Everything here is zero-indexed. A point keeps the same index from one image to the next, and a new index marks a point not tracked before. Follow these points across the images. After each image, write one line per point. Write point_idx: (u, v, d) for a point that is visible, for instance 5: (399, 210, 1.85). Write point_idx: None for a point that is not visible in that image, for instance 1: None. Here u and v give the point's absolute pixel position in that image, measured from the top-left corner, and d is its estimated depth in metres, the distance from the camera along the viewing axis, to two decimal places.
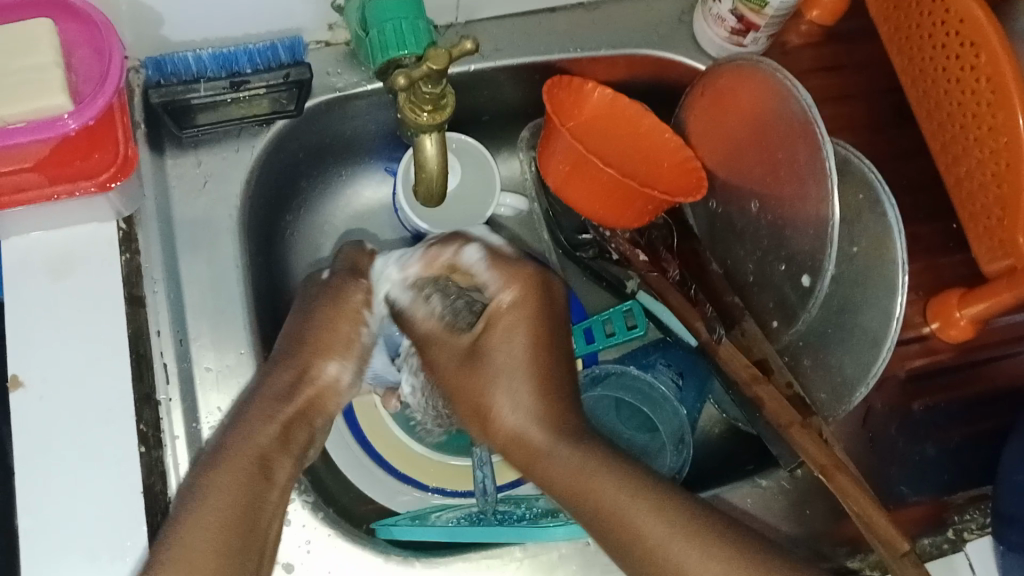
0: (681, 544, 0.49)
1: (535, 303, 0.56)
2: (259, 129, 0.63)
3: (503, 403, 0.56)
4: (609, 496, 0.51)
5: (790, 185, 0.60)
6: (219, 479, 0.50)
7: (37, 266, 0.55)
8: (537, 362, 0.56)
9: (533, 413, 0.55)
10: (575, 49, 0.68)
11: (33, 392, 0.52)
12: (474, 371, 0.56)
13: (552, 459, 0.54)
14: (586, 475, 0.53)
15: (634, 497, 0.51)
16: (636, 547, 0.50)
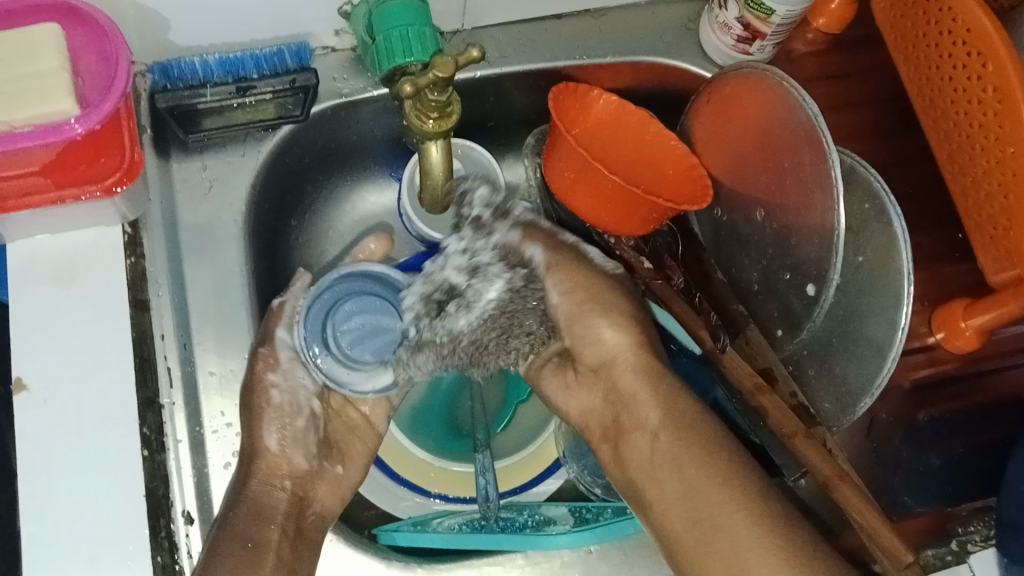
0: (764, 541, 0.48)
1: (581, 274, 0.60)
2: (265, 134, 0.63)
3: (629, 347, 0.58)
4: (687, 467, 0.52)
5: (796, 194, 0.60)
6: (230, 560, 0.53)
7: (41, 268, 0.55)
8: (645, 352, 0.58)
9: (640, 371, 0.57)
10: (581, 55, 0.68)
11: (37, 396, 0.52)
12: (598, 318, 0.59)
13: (641, 412, 0.56)
14: (694, 436, 0.53)
15: (721, 481, 0.51)
16: (710, 525, 0.50)
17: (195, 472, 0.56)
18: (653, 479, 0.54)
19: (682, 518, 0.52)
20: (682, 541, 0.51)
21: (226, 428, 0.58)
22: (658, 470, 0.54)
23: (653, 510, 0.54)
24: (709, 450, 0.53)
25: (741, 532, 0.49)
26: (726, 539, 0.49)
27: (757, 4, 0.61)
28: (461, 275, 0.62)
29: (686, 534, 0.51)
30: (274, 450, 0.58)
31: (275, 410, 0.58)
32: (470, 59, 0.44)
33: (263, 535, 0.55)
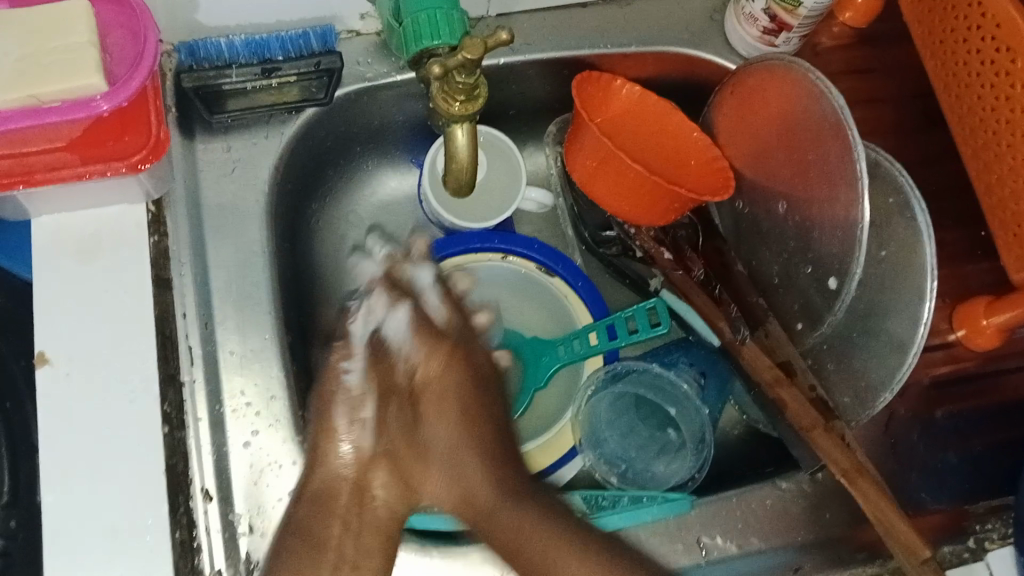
0: (560, 555, 0.53)
1: (453, 372, 0.58)
2: (289, 116, 0.63)
3: (434, 379, 0.57)
4: (529, 535, 0.54)
5: (820, 186, 0.60)
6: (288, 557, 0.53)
7: (67, 244, 0.55)
8: (469, 389, 0.59)
9: (460, 422, 0.58)
10: (605, 44, 0.68)
11: (59, 370, 0.52)
12: (446, 405, 0.58)
13: (500, 517, 0.55)
14: (483, 498, 0.56)
15: (563, 541, 0.54)
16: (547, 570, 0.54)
17: (214, 450, 0.56)
18: (485, 532, 0.56)
19: (506, 533, 0.55)
20: (497, 541, 0.55)
21: (247, 407, 0.58)
22: (492, 508, 0.56)
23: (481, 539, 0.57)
24: (540, 529, 0.54)
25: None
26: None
27: None
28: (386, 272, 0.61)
29: (511, 556, 0.55)
30: (345, 430, 0.55)
31: (349, 395, 0.55)
32: (500, 42, 0.44)
33: (321, 529, 0.54)
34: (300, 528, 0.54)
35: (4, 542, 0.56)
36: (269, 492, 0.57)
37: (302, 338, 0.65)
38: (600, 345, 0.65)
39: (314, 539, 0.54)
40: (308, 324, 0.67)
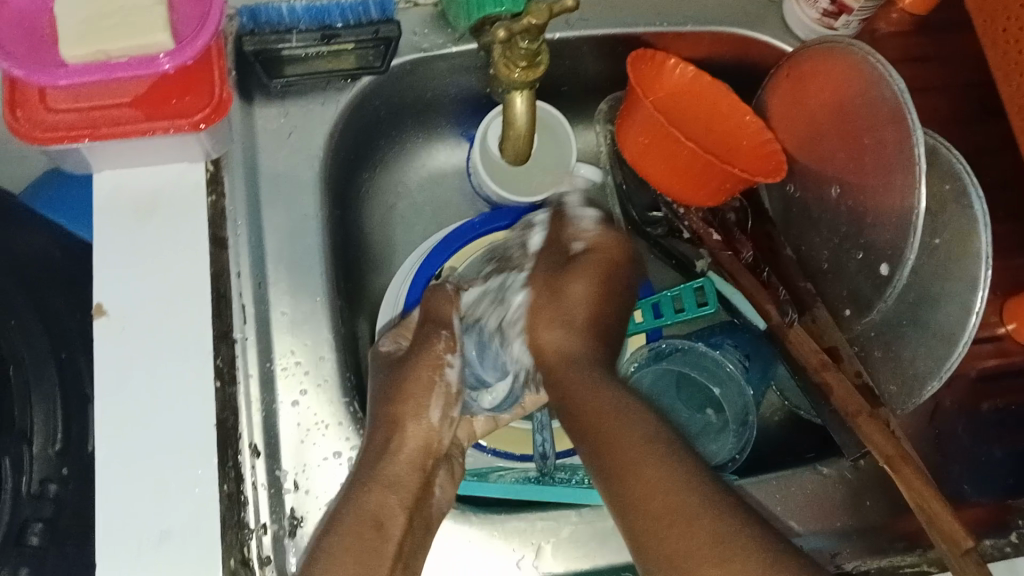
0: (653, 462, 0.50)
1: (612, 255, 0.62)
2: (345, 84, 0.64)
3: (591, 297, 0.61)
4: (631, 425, 0.52)
5: (876, 171, 0.60)
6: (346, 543, 0.50)
7: (126, 200, 0.56)
8: (607, 297, 0.61)
9: (569, 325, 0.60)
10: (661, 23, 0.68)
11: (116, 322, 0.54)
12: (574, 292, 0.61)
13: (611, 396, 0.54)
14: (602, 382, 0.56)
15: (683, 459, 0.50)
16: (625, 459, 0.50)
17: (263, 408, 0.57)
18: (573, 415, 0.55)
19: (612, 423, 0.52)
20: (595, 424, 0.53)
21: (297, 366, 0.59)
22: (592, 372, 0.57)
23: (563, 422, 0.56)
24: (649, 424, 0.52)
25: (649, 498, 0.48)
26: (635, 475, 0.49)
27: None
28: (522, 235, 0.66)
29: (607, 440, 0.52)
30: (435, 423, 0.58)
31: (446, 393, 0.58)
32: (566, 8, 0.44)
33: (385, 513, 0.53)
34: (364, 514, 0.52)
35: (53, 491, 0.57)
36: (314, 451, 0.58)
37: (349, 305, 0.66)
38: (645, 323, 0.66)
39: (377, 529, 0.52)
40: (355, 290, 0.68)
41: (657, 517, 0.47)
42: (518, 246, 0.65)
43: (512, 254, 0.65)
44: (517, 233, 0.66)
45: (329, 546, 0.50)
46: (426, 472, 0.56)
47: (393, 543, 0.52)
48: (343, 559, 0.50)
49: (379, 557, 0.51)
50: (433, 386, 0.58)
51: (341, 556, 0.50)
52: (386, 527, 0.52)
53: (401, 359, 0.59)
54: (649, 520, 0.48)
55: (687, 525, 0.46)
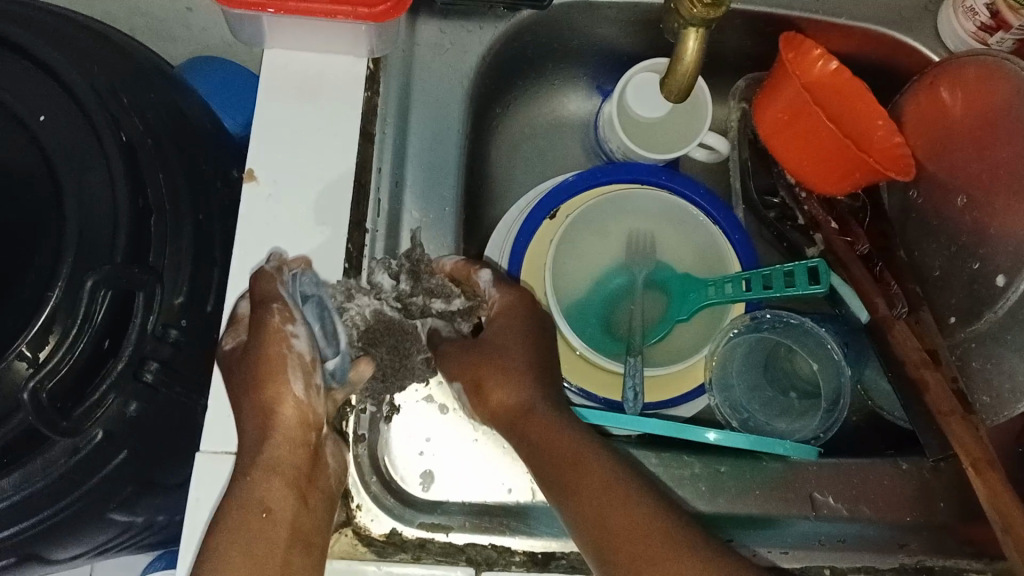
0: (652, 544, 0.48)
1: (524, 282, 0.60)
2: (506, 14, 0.65)
3: (507, 407, 0.55)
4: (594, 481, 0.51)
5: (1010, 185, 0.60)
6: (235, 537, 0.48)
7: (291, 79, 0.59)
8: (522, 321, 0.57)
9: (516, 403, 0.55)
10: (817, 11, 0.69)
11: (263, 190, 0.57)
12: (494, 353, 0.56)
13: (587, 489, 0.50)
14: (583, 451, 0.52)
15: (664, 535, 0.48)
16: (609, 535, 0.49)
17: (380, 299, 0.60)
18: (550, 476, 0.52)
19: (595, 520, 0.49)
20: (574, 506, 0.51)
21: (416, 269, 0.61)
22: (536, 402, 0.55)
23: (537, 473, 0.53)
24: (597, 465, 0.52)
25: (640, 549, 0.48)
26: (625, 533, 0.49)
27: None
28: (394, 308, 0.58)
29: (589, 531, 0.50)
30: (301, 397, 0.52)
31: (300, 361, 0.52)
32: None
33: (270, 494, 0.50)
34: (257, 499, 0.49)
35: None
36: None
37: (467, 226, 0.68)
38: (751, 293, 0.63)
39: (264, 516, 0.49)
40: (473, 214, 0.70)
41: (645, 550, 0.48)
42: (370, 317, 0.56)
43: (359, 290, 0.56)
44: (358, 301, 0.55)
45: (255, 495, 0.49)
46: (310, 452, 0.52)
47: (284, 516, 0.50)
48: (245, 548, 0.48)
49: (270, 540, 0.49)
50: (282, 364, 0.51)
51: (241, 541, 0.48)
52: (274, 510, 0.50)
53: (251, 342, 0.52)
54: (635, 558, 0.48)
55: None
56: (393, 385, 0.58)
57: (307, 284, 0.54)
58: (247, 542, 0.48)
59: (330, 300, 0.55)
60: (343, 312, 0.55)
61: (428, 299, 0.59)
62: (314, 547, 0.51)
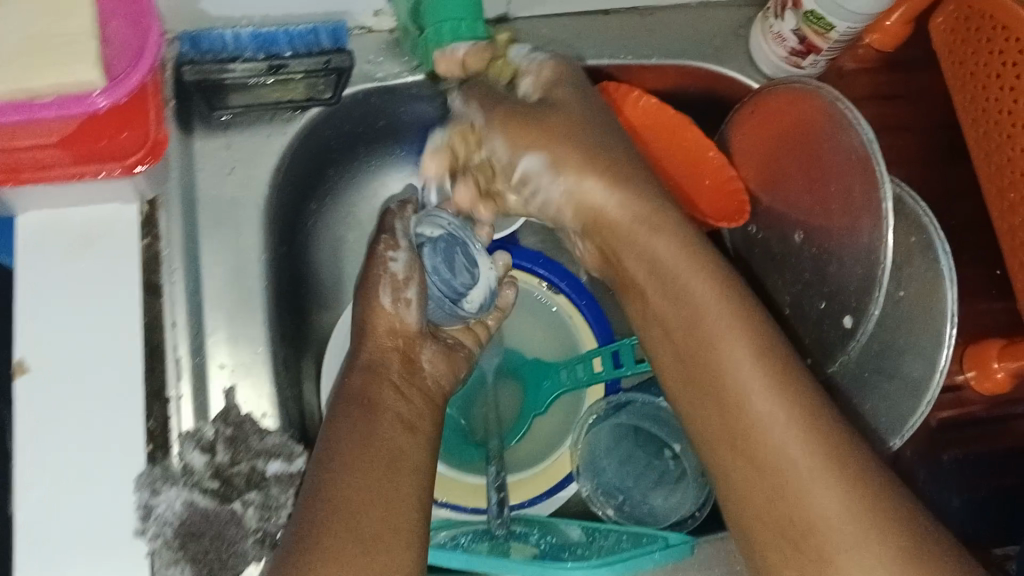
0: (792, 448, 0.45)
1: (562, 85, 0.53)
2: (293, 114, 0.60)
3: (679, 257, 0.51)
4: (755, 375, 0.47)
5: (840, 219, 0.58)
6: (350, 434, 0.51)
7: (52, 244, 0.52)
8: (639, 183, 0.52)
9: (689, 266, 0.51)
10: (626, 55, 0.66)
11: (42, 377, 0.51)
12: (655, 244, 0.51)
13: (748, 406, 0.47)
14: (727, 378, 0.48)
15: (801, 433, 0.45)
16: (741, 425, 0.47)
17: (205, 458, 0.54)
18: (693, 412, 0.51)
19: (720, 427, 0.48)
20: (728, 418, 0.48)
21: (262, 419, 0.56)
22: (698, 269, 0.50)
23: (681, 396, 0.52)
24: (784, 382, 0.47)
25: (803, 471, 0.45)
26: (766, 432, 0.46)
27: (817, 19, 0.59)
28: (211, 493, 0.52)
29: (721, 437, 0.48)
30: (389, 309, 0.57)
31: (392, 279, 0.58)
32: None
33: (374, 394, 0.54)
34: (354, 399, 0.53)
35: None
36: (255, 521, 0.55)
37: (296, 349, 0.62)
38: (604, 373, 0.63)
39: (369, 413, 0.52)
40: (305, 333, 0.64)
41: (794, 479, 0.45)
42: (180, 512, 0.50)
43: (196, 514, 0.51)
44: (167, 494, 0.50)
45: (323, 504, 0.47)
46: (399, 354, 0.57)
47: (386, 415, 0.53)
48: (360, 459, 0.49)
49: (379, 426, 0.52)
50: (381, 278, 0.58)
51: (353, 443, 0.50)
52: (379, 403, 0.53)
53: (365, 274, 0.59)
54: (803, 477, 0.45)
55: (829, 509, 0.43)
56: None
57: (427, 231, 0.60)
58: (367, 498, 0.47)
59: (433, 233, 0.60)
60: (148, 511, 0.49)
61: (253, 463, 0.53)
62: (416, 431, 0.53)
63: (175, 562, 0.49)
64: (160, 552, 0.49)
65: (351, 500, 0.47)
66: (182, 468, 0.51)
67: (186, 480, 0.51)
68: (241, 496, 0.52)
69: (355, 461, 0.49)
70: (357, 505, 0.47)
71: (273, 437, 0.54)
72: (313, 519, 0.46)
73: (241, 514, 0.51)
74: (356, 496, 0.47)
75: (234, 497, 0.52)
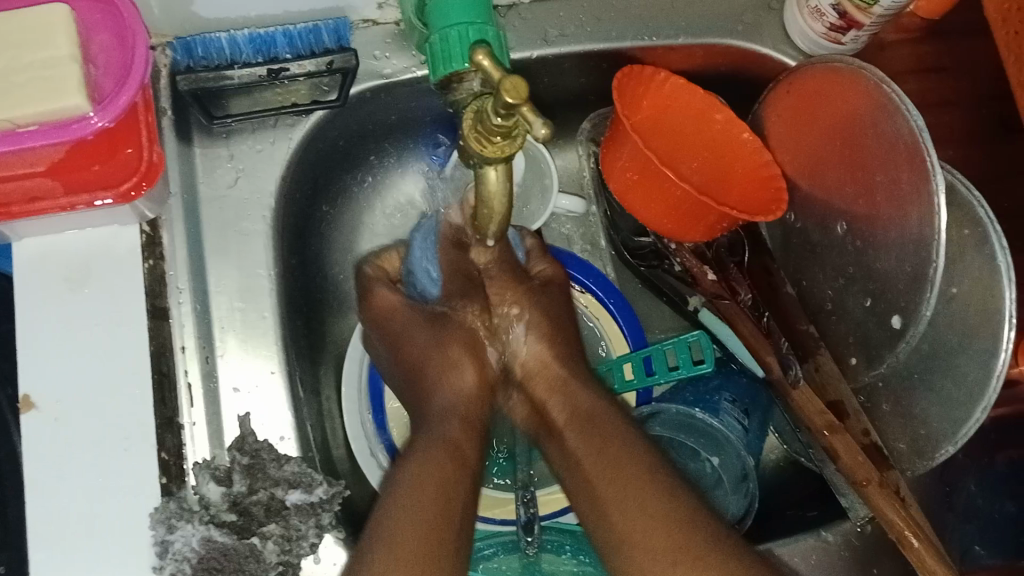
0: (653, 529, 0.42)
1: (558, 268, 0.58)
2: (298, 119, 0.56)
3: (540, 362, 0.53)
4: (610, 449, 0.47)
5: (888, 210, 0.54)
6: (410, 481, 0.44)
7: (50, 270, 0.50)
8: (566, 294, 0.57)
9: (553, 379, 0.52)
10: (650, 37, 0.61)
11: (47, 415, 0.48)
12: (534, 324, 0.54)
13: (615, 473, 0.45)
14: (602, 444, 0.47)
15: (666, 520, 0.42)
16: (601, 494, 0.45)
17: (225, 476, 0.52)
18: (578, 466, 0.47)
19: (606, 505, 0.44)
20: (591, 481, 0.46)
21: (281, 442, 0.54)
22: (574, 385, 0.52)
23: (591, 476, 0.46)
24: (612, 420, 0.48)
25: (644, 529, 0.42)
26: (614, 496, 0.44)
27: None
28: (229, 528, 0.49)
29: (588, 484, 0.46)
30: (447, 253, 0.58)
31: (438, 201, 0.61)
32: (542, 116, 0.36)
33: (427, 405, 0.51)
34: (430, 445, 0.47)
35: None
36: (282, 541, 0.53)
37: (313, 362, 0.60)
38: (636, 382, 0.60)
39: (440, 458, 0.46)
40: (322, 343, 0.61)
41: (632, 532, 0.43)
42: (198, 549, 0.48)
43: (222, 555, 0.48)
44: (184, 530, 0.47)
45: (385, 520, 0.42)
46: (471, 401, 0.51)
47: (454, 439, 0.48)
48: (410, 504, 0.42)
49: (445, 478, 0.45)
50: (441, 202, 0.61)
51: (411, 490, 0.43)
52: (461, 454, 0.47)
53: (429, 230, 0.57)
54: (636, 532, 0.43)
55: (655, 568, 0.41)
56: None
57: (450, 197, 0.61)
58: (416, 514, 0.42)
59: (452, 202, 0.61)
60: (166, 548, 0.46)
61: (272, 491, 0.51)
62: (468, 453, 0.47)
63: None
64: None
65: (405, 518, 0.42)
66: (199, 502, 0.49)
67: (203, 515, 0.48)
68: (261, 529, 0.50)
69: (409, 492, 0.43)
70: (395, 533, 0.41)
71: (292, 465, 0.52)
72: (384, 522, 0.41)
73: (261, 549, 0.49)
74: (417, 511, 0.42)
75: (252, 530, 0.50)
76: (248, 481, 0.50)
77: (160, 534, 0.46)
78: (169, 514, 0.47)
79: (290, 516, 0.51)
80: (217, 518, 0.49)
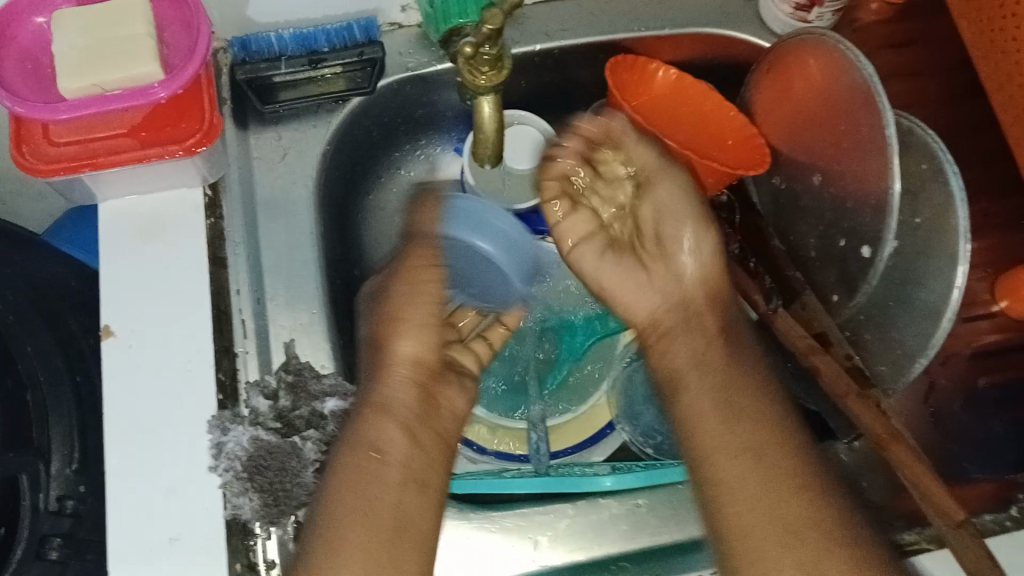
0: (748, 475, 0.53)
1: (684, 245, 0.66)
2: (335, 106, 0.66)
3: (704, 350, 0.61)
4: (794, 514, 0.51)
5: (854, 156, 0.60)
6: (343, 488, 0.53)
7: (129, 225, 0.60)
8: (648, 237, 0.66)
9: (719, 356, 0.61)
10: (640, 28, 0.70)
11: (123, 341, 0.57)
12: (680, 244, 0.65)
13: (727, 471, 0.54)
14: (759, 438, 0.55)
15: (791, 472, 0.53)
16: (745, 492, 0.53)
17: None
18: (719, 442, 0.55)
19: (738, 473, 0.53)
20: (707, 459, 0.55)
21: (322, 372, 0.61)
22: (753, 393, 0.58)
23: (728, 517, 0.52)
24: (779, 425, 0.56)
25: (762, 479, 0.53)
26: (735, 497, 0.53)
27: None
28: (275, 431, 0.57)
29: (746, 480, 0.53)
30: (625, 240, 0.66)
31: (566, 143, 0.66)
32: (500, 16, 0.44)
33: (379, 428, 0.56)
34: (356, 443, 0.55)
35: (71, 504, 0.59)
36: None
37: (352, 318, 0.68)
38: None
39: (373, 452, 0.55)
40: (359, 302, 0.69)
41: (746, 500, 0.52)
42: (248, 447, 0.54)
43: (270, 457, 0.55)
44: (235, 431, 0.54)
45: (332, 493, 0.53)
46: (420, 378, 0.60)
47: (367, 445, 0.55)
48: (357, 524, 0.52)
49: (375, 481, 0.54)
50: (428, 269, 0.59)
51: (352, 502, 0.52)
52: (386, 452, 0.55)
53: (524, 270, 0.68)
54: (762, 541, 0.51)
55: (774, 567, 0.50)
56: (288, 506, 0.55)
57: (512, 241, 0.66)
58: (354, 511, 0.52)
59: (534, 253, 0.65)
60: (220, 449, 0.54)
61: (312, 406, 0.59)
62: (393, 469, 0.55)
63: (244, 492, 0.53)
64: (231, 484, 0.53)
65: (349, 517, 0.52)
66: (249, 411, 0.57)
67: (252, 420, 0.56)
68: (302, 432, 0.57)
69: (348, 493, 0.53)
70: (348, 523, 0.52)
71: (329, 379, 0.60)
72: (333, 509, 0.52)
73: (301, 447, 0.57)
74: (340, 505, 0.52)
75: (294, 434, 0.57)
76: (293, 395, 0.58)
77: (216, 433, 0.54)
78: (221, 415, 0.55)
79: (326, 425, 0.58)
80: (270, 423, 0.57)
